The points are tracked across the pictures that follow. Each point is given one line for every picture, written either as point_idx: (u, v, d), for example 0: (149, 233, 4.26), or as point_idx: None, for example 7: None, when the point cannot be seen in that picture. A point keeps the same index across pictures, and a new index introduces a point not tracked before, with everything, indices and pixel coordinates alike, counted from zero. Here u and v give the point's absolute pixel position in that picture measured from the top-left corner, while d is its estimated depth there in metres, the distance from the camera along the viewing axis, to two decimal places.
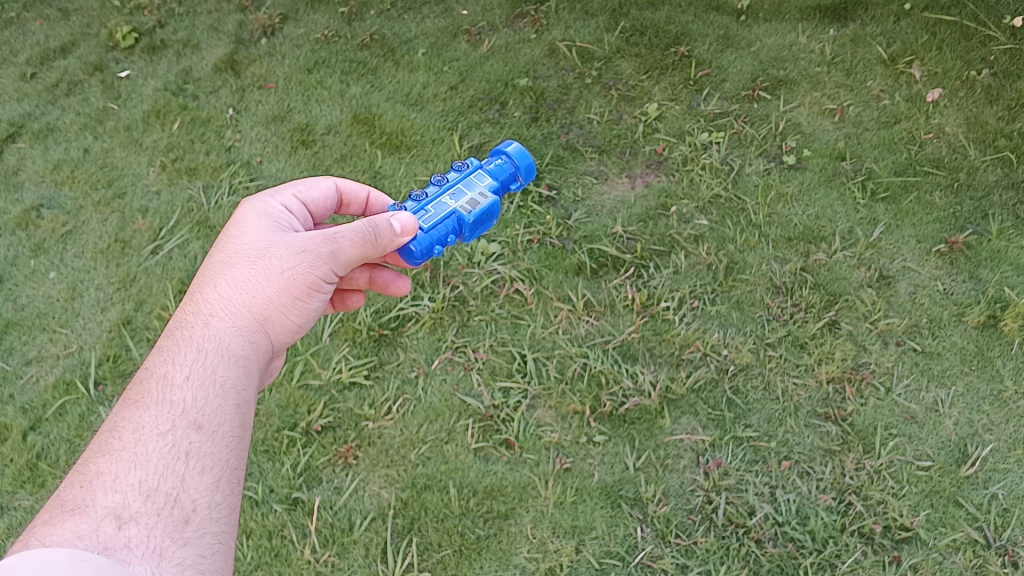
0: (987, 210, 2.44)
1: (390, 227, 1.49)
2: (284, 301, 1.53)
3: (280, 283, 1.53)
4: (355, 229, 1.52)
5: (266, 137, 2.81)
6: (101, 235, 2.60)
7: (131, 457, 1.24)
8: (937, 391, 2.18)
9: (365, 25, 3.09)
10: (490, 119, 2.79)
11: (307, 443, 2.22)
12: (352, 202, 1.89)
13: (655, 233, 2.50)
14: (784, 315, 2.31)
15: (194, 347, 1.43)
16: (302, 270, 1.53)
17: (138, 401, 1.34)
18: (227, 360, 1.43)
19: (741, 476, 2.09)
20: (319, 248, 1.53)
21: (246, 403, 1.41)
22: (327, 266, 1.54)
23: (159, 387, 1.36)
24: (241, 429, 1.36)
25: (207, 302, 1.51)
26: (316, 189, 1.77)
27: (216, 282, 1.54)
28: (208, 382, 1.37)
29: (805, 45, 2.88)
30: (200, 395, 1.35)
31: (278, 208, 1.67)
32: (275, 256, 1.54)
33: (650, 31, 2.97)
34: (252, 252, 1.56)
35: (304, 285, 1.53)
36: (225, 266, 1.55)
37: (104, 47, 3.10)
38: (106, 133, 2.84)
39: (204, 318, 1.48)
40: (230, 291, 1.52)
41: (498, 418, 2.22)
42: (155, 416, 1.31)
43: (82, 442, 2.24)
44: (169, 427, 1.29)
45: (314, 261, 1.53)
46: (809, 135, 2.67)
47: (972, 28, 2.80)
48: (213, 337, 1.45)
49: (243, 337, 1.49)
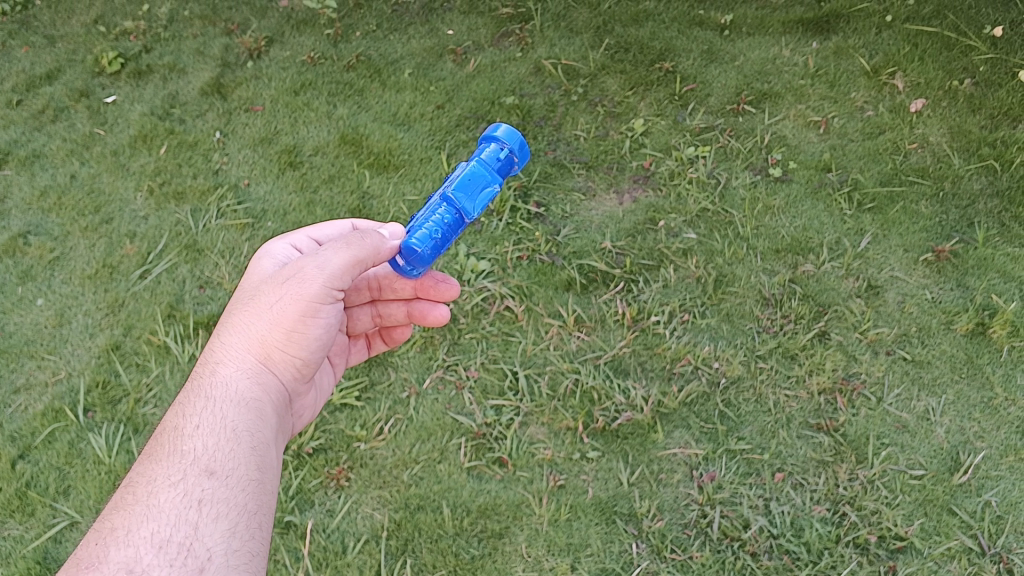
0: (972, 218, 2.46)
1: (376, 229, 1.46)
2: (283, 334, 1.48)
3: (273, 317, 1.47)
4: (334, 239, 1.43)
5: (253, 159, 2.81)
6: (89, 261, 2.60)
7: (144, 510, 1.25)
8: (928, 400, 2.18)
9: (351, 47, 3.11)
10: (477, 137, 2.80)
11: (298, 465, 2.21)
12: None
13: (644, 247, 2.50)
14: (773, 326, 2.32)
15: (202, 396, 1.42)
16: (291, 298, 1.46)
17: (151, 456, 1.34)
18: (235, 404, 1.42)
19: (735, 489, 2.09)
20: (304, 271, 1.46)
21: (259, 445, 1.39)
22: (314, 287, 1.45)
23: (170, 439, 1.36)
24: (258, 472, 1.36)
25: (215, 351, 1.50)
26: (331, 228, 1.75)
27: (223, 330, 1.52)
28: (218, 428, 1.37)
29: (788, 58, 2.90)
30: (210, 441, 1.35)
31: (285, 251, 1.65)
32: (268, 289, 1.49)
33: (634, 47, 2.99)
34: (252, 294, 1.54)
35: (298, 314, 1.46)
36: (230, 314, 1.54)
37: (90, 73, 3.10)
38: (93, 158, 2.84)
39: (212, 367, 1.47)
40: (234, 336, 1.49)
41: (490, 436, 2.21)
42: (167, 467, 1.31)
43: (72, 469, 2.23)
44: (180, 476, 1.29)
45: (301, 284, 1.45)
46: (794, 147, 2.68)
47: (953, 38, 2.83)
48: (220, 384, 1.44)
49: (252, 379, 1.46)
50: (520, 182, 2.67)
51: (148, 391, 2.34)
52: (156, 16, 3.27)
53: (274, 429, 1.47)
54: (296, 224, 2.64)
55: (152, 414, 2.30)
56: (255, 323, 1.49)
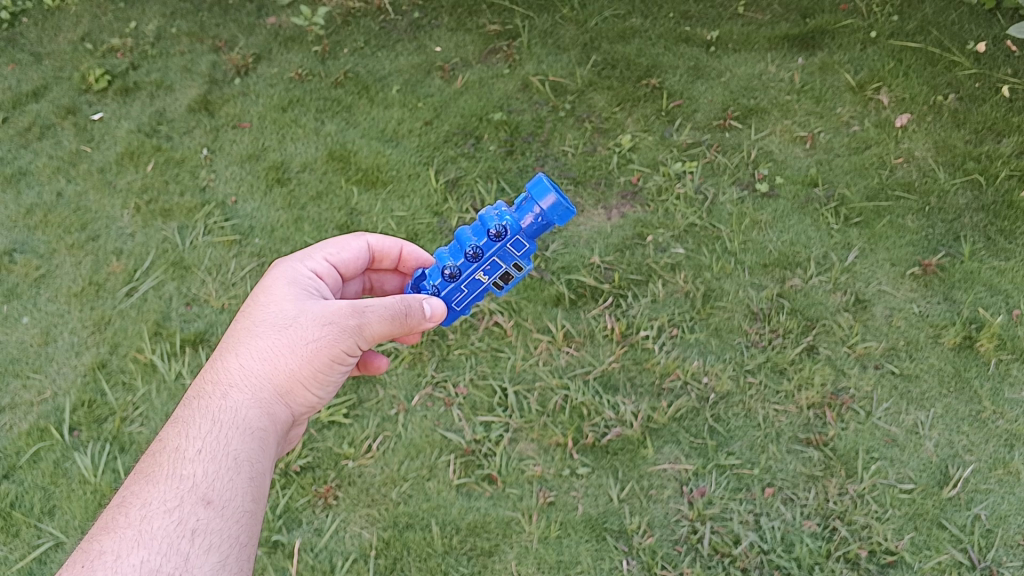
0: (959, 232, 2.47)
1: (422, 309, 1.53)
2: (306, 373, 1.47)
3: (303, 354, 1.46)
4: (385, 304, 1.49)
5: (241, 176, 2.80)
6: (75, 279, 2.58)
7: (135, 535, 1.21)
8: (917, 414, 2.19)
9: (339, 64, 3.11)
10: (465, 153, 2.81)
11: (286, 484, 2.19)
12: (384, 259, 1.84)
13: (632, 262, 2.50)
14: (762, 341, 2.32)
15: (209, 419, 1.38)
16: (328, 342, 1.47)
17: (147, 476, 1.31)
18: (243, 432, 1.38)
19: (725, 505, 2.09)
20: (346, 319, 1.48)
21: (260, 475, 1.36)
22: (351, 339, 1.49)
23: (170, 460, 1.32)
24: (254, 504, 1.32)
25: (228, 370, 1.46)
26: (348, 251, 1.73)
27: (237, 349, 1.48)
28: (221, 454, 1.33)
29: (774, 74, 2.92)
30: (212, 468, 1.31)
31: (309, 277, 1.62)
32: (302, 323, 1.48)
33: (621, 63, 3.00)
34: (280, 320, 1.50)
35: (329, 357, 1.47)
36: (250, 334, 1.49)
37: (77, 90, 3.09)
38: (79, 175, 2.83)
39: (223, 387, 1.43)
40: (256, 361, 1.46)
41: (479, 453, 2.20)
42: (164, 492, 1.28)
43: (56, 489, 2.20)
44: (176, 503, 1.26)
45: (341, 333, 1.47)
46: (781, 162, 2.69)
47: (937, 54, 2.86)
48: (230, 409, 1.40)
49: (263, 407, 1.44)
50: (509, 199, 2.68)
51: (134, 410, 2.32)
52: (143, 34, 3.27)
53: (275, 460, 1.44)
54: (283, 240, 2.63)
55: (138, 432, 2.28)
56: (280, 354, 1.46)
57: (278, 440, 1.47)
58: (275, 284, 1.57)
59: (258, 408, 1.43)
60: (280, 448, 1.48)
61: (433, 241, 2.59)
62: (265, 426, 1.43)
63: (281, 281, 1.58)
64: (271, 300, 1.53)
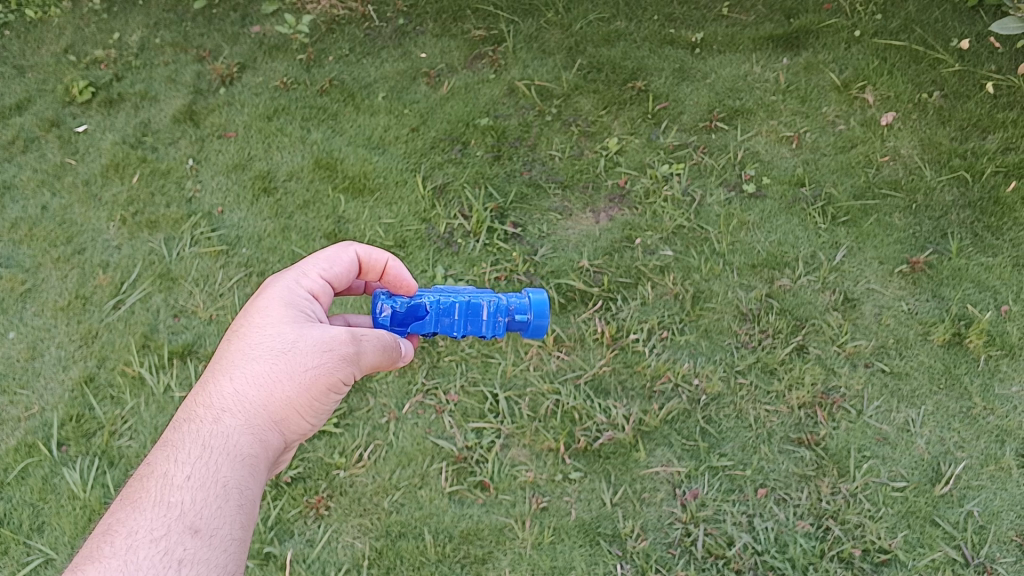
0: (946, 229, 2.48)
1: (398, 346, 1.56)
2: (302, 400, 1.43)
3: (299, 381, 1.42)
4: (379, 337, 1.50)
5: (227, 187, 2.79)
6: (61, 292, 2.56)
7: (120, 565, 1.17)
8: (908, 411, 2.19)
9: (324, 71, 3.10)
10: (452, 159, 2.80)
11: (277, 495, 2.17)
12: (370, 270, 1.72)
13: (621, 265, 2.49)
14: (752, 342, 2.31)
15: (199, 444, 1.34)
16: (326, 370, 1.44)
17: (134, 502, 1.26)
18: (233, 457, 1.34)
19: (718, 507, 2.09)
20: (343, 347, 1.45)
21: (250, 502, 1.32)
22: (349, 369, 1.46)
23: (158, 486, 1.28)
24: (242, 532, 1.29)
25: (222, 394, 1.41)
26: (339, 264, 1.65)
27: (231, 371, 1.43)
28: (210, 481, 1.29)
29: (759, 75, 2.92)
30: (200, 496, 1.27)
31: (304, 298, 1.56)
32: (299, 349, 1.44)
33: (606, 67, 3.00)
34: (275, 344, 1.45)
35: (325, 385, 1.44)
36: (244, 357, 1.44)
37: (61, 103, 3.07)
38: (64, 189, 2.81)
39: (215, 412, 1.39)
40: (250, 387, 1.42)
41: (471, 460, 2.19)
42: (151, 519, 1.23)
43: (45, 505, 2.19)
44: (163, 532, 1.22)
45: (339, 362, 1.44)
46: (767, 163, 2.69)
47: (920, 52, 2.87)
48: (221, 434, 1.36)
49: (256, 434, 1.39)
50: (497, 204, 2.67)
51: (123, 423, 2.30)
52: (127, 45, 3.25)
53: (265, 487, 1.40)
54: (270, 250, 2.62)
55: (127, 446, 2.27)
56: (275, 380, 1.42)
57: (268, 467, 1.43)
58: (270, 304, 1.51)
59: (250, 435, 1.38)
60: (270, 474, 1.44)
61: (422, 248, 2.59)
62: (257, 454, 1.38)
63: (276, 301, 1.52)
64: (266, 322, 1.48)
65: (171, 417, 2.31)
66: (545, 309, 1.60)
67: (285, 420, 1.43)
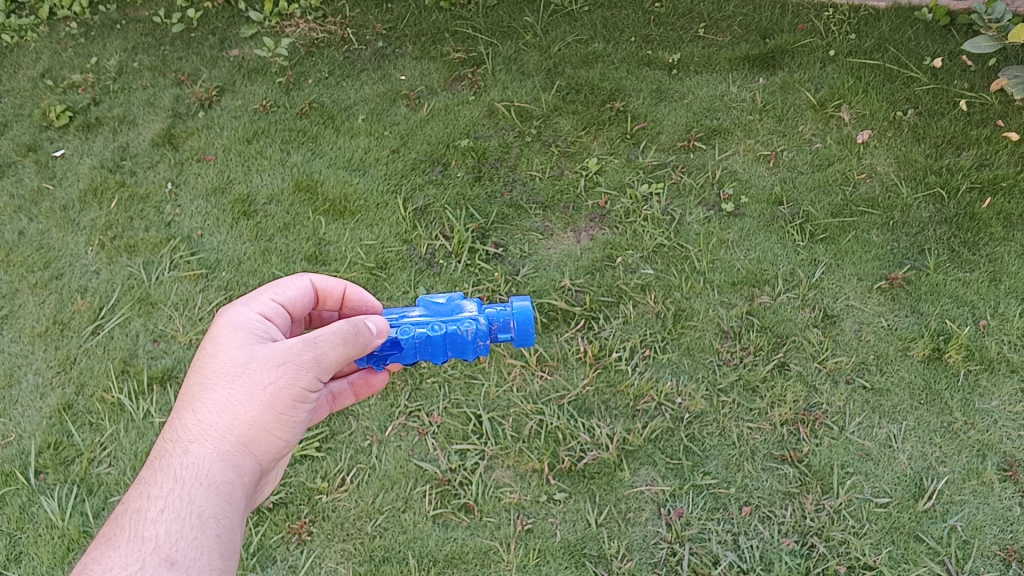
0: (923, 245, 2.51)
1: (367, 328, 1.43)
2: (270, 418, 1.39)
3: (263, 400, 1.38)
4: (333, 331, 1.40)
5: (206, 210, 2.77)
6: (39, 318, 2.54)
7: None
8: (889, 427, 2.20)
9: (304, 94, 3.11)
10: (433, 180, 2.80)
11: (259, 520, 2.14)
12: (327, 298, 1.73)
13: (603, 284, 2.50)
14: (733, 359, 2.32)
15: (171, 477, 1.32)
16: (285, 382, 1.39)
17: (109, 541, 1.25)
18: (207, 486, 1.32)
19: (703, 525, 2.08)
20: (300, 355, 1.39)
21: (228, 529, 1.30)
22: (311, 375, 1.40)
23: (132, 523, 1.27)
24: (223, 559, 1.27)
25: (186, 426, 1.38)
26: (292, 289, 1.63)
27: (195, 402, 1.40)
28: (184, 512, 1.27)
29: (736, 95, 2.95)
30: (174, 527, 1.26)
31: (258, 321, 1.52)
32: (257, 368, 1.40)
33: (585, 88, 3.03)
34: (233, 368, 1.42)
35: (290, 399, 1.39)
36: (205, 386, 1.41)
37: (38, 127, 3.05)
38: (41, 214, 2.78)
39: (184, 443, 1.36)
40: (212, 413, 1.38)
41: (455, 482, 2.17)
42: (125, 555, 1.22)
43: (22, 535, 2.16)
44: (137, 566, 1.20)
45: (296, 370, 1.39)
46: (746, 181, 2.72)
47: (895, 71, 2.93)
48: (192, 464, 1.33)
49: (229, 459, 1.37)
50: (478, 224, 2.67)
51: (102, 450, 2.27)
52: (105, 69, 3.24)
53: (246, 512, 1.38)
54: (251, 273, 2.61)
55: (106, 473, 2.24)
56: (239, 403, 1.38)
57: (248, 491, 1.40)
58: (220, 333, 1.48)
59: (219, 462, 1.35)
60: (253, 498, 1.42)
61: (403, 269, 2.58)
62: (229, 481, 1.35)
63: (226, 328, 1.48)
64: (218, 349, 1.44)
65: (150, 443, 2.28)
66: (527, 321, 1.49)
67: (255, 439, 1.39)
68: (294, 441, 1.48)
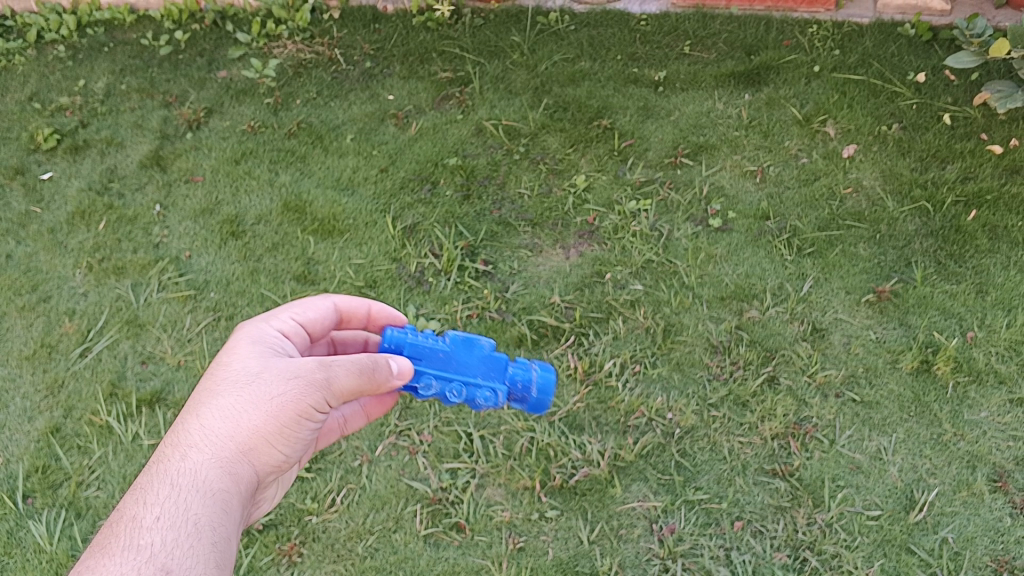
0: (910, 258, 2.52)
1: (388, 366, 1.40)
2: (273, 431, 1.38)
3: (269, 412, 1.38)
4: (351, 359, 1.40)
5: (194, 231, 2.77)
6: (26, 341, 2.52)
7: None
8: (880, 439, 2.20)
9: (292, 114, 3.11)
10: (422, 199, 2.81)
11: (249, 542, 2.12)
12: (352, 319, 1.70)
13: (592, 300, 2.50)
14: (723, 373, 2.32)
15: (168, 483, 1.29)
16: (294, 396, 1.38)
17: (103, 547, 1.21)
18: (204, 495, 1.29)
19: (695, 541, 2.07)
20: (313, 373, 1.39)
21: (223, 540, 1.27)
22: (320, 395, 1.39)
23: (127, 529, 1.23)
24: (216, 571, 1.23)
25: (188, 431, 1.37)
26: (314, 309, 1.61)
27: (200, 409, 1.38)
28: (181, 520, 1.24)
29: (722, 111, 2.98)
30: (171, 536, 1.22)
31: (278, 336, 1.52)
32: (266, 380, 1.40)
33: (572, 106, 3.05)
34: (243, 378, 1.41)
35: (295, 414, 1.38)
36: (212, 393, 1.40)
37: (25, 150, 3.05)
38: (29, 237, 2.78)
39: (183, 448, 1.34)
40: (217, 419, 1.37)
41: (446, 501, 2.16)
42: (121, 564, 1.18)
43: (9, 560, 2.13)
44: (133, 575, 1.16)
45: (306, 386, 1.39)
46: (732, 197, 2.73)
47: (879, 86, 2.97)
48: (191, 470, 1.31)
49: (228, 468, 1.34)
50: (467, 242, 2.68)
51: (90, 473, 2.25)
52: (92, 92, 3.25)
53: (241, 525, 1.35)
54: (239, 293, 2.60)
55: (94, 496, 2.22)
56: (245, 412, 1.37)
57: (243, 503, 1.37)
58: (239, 343, 1.48)
59: (217, 469, 1.33)
60: (247, 511, 1.39)
61: (393, 287, 2.58)
62: (226, 490, 1.33)
63: (245, 338, 1.49)
64: (235, 358, 1.44)
65: (139, 465, 2.27)
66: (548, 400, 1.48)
67: (256, 449, 1.38)
68: (291, 458, 1.46)
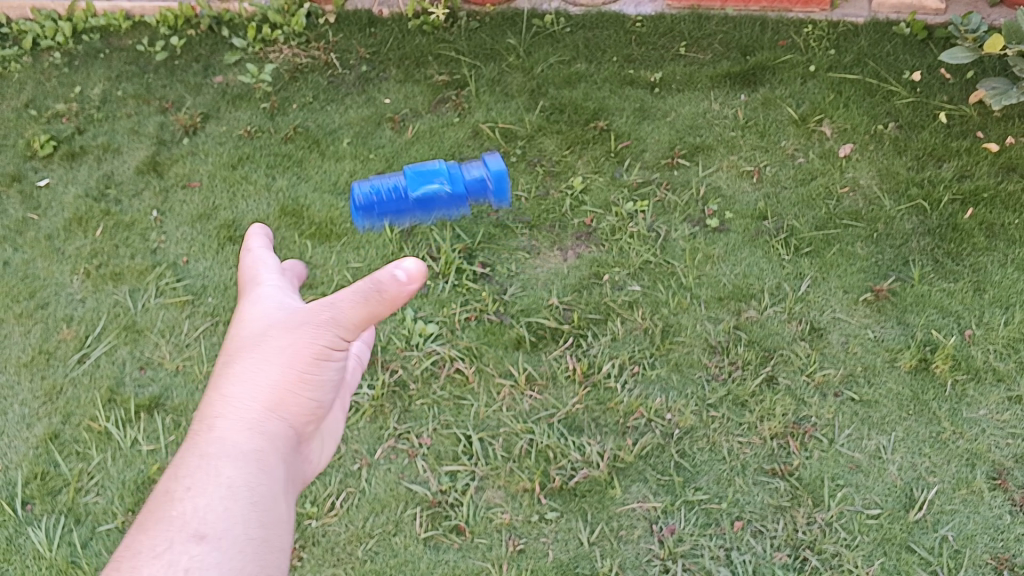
0: (907, 257, 2.53)
1: (393, 275, 1.23)
2: (298, 380, 1.36)
3: (286, 362, 1.35)
4: (353, 290, 1.29)
5: (192, 236, 2.77)
6: (24, 348, 2.52)
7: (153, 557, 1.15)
8: (879, 438, 2.20)
9: (288, 119, 3.12)
10: None
11: None
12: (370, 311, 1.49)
13: (590, 301, 2.50)
14: (722, 374, 2.32)
15: (197, 454, 1.27)
16: (308, 340, 1.35)
17: (142, 523, 1.22)
18: (236, 460, 1.28)
19: (695, 541, 2.06)
20: (320, 313, 1.34)
21: (263, 498, 1.26)
22: (331, 333, 1.33)
23: (162, 503, 1.22)
24: (263, 529, 1.24)
25: (210, 404, 1.34)
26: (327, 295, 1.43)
27: (225, 375, 1.36)
28: (212, 485, 1.23)
29: (718, 112, 2.99)
30: (205, 501, 1.21)
31: (281, 297, 1.47)
32: (278, 333, 1.37)
33: (568, 108, 3.05)
34: (253, 337, 1.39)
35: (313, 356, 1.35)
36: (233, 358, 1.37)
37: (22, 157, 3.05)
38: (26, 243, 2.77)
39: (209, 418, 1.32)
40: (232, 389, 1.33)
41: (446, 504, 2.16)
42: (156, 536, 1.18)
43: (9, 567, 2.13)
44: (167, 545, 1.16)
45: (316, 328, 1.34)
46: (729, 197, 2.74)
47: (874, 84, 2.98)
48: (220, 439, 1.29)
49: (261, 431, 1.32)
50: (465, 245, 2.68)
51: (89, 479, 2.24)
52: (88, 98, 3.25)
53: (284, 485, 1.33)
54: (237, 298, 2.59)
55: (93, 502, 2.21)
56: (261, 369, 1.34)
57: (281, 463, 1.35)
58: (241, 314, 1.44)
59: (242, 432, 1.30)
60: (289, 467, 1.37)
61: None
62: (252, 461, 1.28)
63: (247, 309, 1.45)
64: (241, 327, 1.42)
65: (138, 471, 2.25)
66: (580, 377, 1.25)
67: (283, 403, 1.35)
68: (326, 402, 1.44)
